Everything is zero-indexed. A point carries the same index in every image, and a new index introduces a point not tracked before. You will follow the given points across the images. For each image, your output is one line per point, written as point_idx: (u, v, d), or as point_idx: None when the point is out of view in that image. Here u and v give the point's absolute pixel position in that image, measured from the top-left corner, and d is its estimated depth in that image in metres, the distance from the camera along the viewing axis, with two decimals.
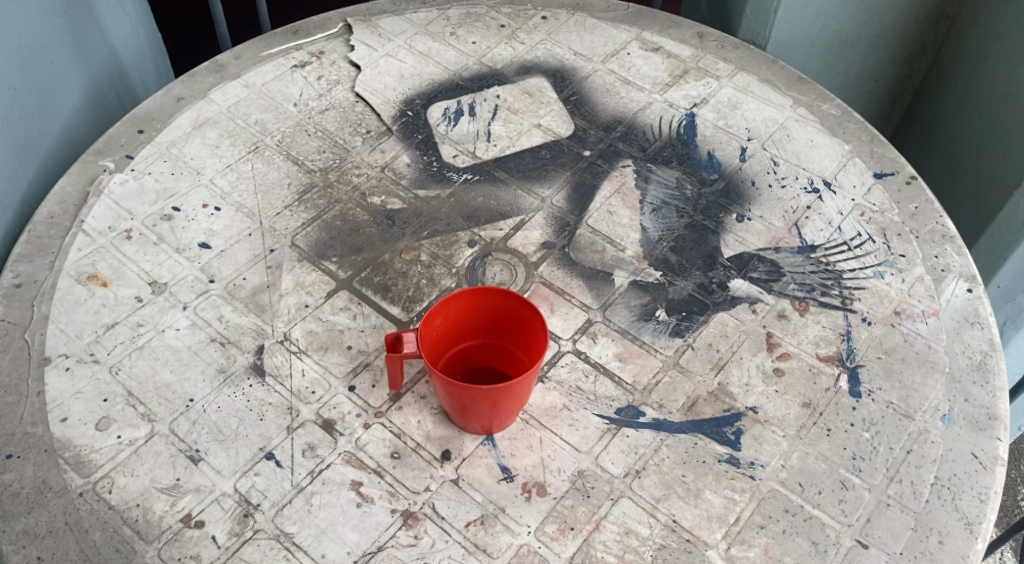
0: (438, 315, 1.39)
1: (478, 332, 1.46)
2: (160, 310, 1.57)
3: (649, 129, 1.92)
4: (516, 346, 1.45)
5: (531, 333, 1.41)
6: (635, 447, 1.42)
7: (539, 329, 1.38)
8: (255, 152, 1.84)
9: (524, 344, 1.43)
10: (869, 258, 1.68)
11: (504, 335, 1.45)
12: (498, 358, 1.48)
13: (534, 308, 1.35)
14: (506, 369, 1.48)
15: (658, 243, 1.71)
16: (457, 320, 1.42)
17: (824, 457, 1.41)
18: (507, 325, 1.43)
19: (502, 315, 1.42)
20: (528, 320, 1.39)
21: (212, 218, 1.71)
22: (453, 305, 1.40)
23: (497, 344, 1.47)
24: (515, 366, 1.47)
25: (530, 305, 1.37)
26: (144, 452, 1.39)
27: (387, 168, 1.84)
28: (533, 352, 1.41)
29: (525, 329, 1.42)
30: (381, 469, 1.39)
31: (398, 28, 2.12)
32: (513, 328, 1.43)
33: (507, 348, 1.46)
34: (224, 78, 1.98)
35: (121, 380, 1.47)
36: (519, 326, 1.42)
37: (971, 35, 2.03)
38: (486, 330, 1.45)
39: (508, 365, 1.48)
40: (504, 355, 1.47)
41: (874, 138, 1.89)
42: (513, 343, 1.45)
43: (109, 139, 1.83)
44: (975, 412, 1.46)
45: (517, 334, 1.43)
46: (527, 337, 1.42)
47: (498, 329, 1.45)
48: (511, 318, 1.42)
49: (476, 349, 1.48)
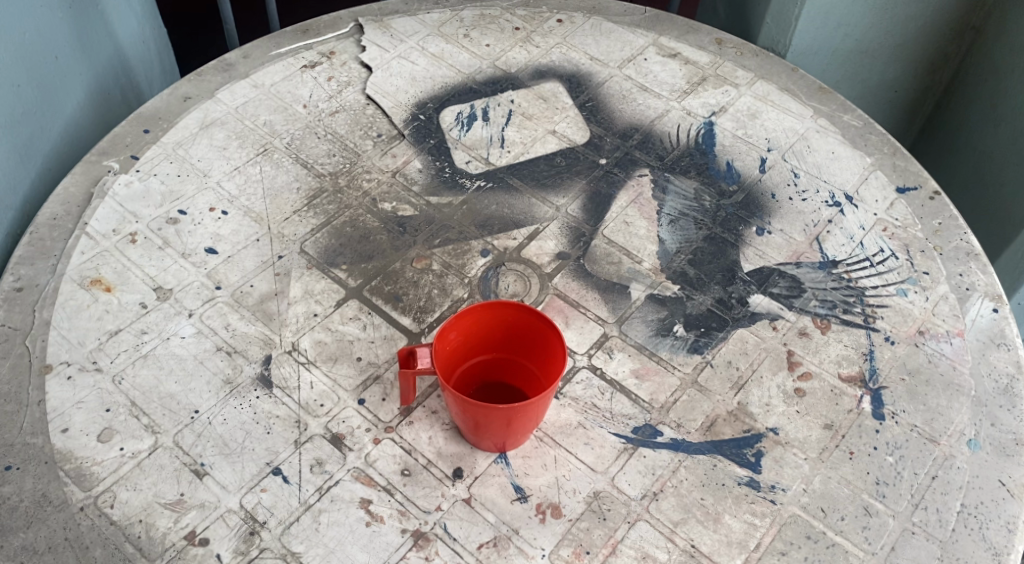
0: (452, 330, 1.34)
1: (493, 346, 1.41)
2: (165, 317, 1.52)
3: (666, 137, 1.88)
4: (530, 363, 1.41)
5: (547, 350, 1.37)
6: (653, 468, 1.39)
7: (557, 346, 1.34)
8: (264, 154, 1.80)
9: (540, 361, 1.39)
10: (892, 275, 1.64)
11: (519, 351, 1.41)
12: (513, 374, 1.44)
13: (554, 326, 1.31)
14: (520, 385, 1.45)
15: (676, 255, 1.67)
16: (472, 334, 1.38)
17: (847, 481, 1.38)
18: (522, 340, 1.39)
19: (519, 331, 1.38)
20: (544, 336, 1.35)
21: (219, 222, 1.67)
22: (468, 319, 1.35)
23: (512, 360, 1.43)
24: (530, 383, 1.43)
25: (549, 322, 1.32)
26: (147, 465, 1.34)
27: (398, 173, 1.80)
28: (549, 369, 1.37)
29: (542, 347, 1.37)
30: (391, 487, 1.35)
31: (410, 29, 2.08)
32: (529, 343, 1.39)
33: (522, 364, 1.42)
34: (233, 78, 1.94)
35: (124, 390, 1.42)
36: (535, 342, 1.38)
37: (998, 46, 1.98)
38: (501, 344, 1.41)
39: (522, 380, 1.44)
40: (519, 370, 1.43)
41: (896, 151, 1.85)
42: (528, 358, 1.41)
43: (114, 138, 1.79)
44: (1002, 437, 1.42)
45: (533, 350, 1.39)
46: (543, 355, 1.38)
47: (513, 344, 1.41)
48: (527, 334, 1.38)
49: (491, 365, 1.44)
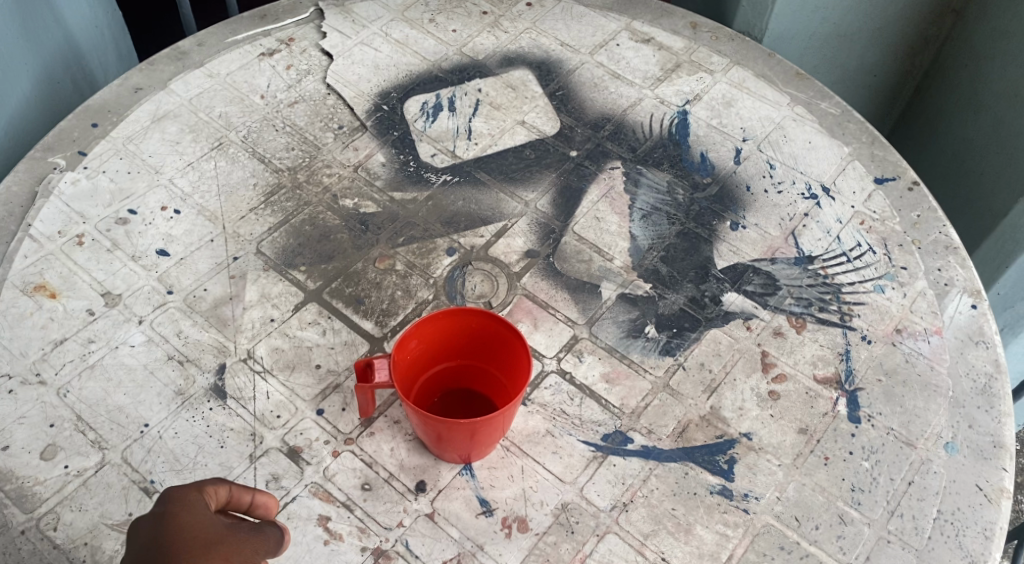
0: (413, 337, 1.28)
1: (457, 352, 1.36)
2: (113, 325, 1.45)
3: (639, 128, 1.81)
4: (497, 369, 1.36)
5: (513, 357, 1.31)
6: (622, 478, 1.34)
7: (522, 354, 1.28)
8: (219, 148, 1.72)
9: (506, 368, 1.34)
10: (869, 270, 1.60)
11: (485, 357, 1.36)
12: (478, 380, 1.39)
13: (519, 333, 1.25)
14: (486, 392, 1.39)
15: (648, 252, 1.61)
16: (434, 341, 1.32)
17: (822, 488, 1.34)
18: (487, 346, 1.34)
19: (483, 337, 1.33)
20: (509, 343, 1.29)
21: (171, 222, 1.60)
22: (429, 326, 1.29)
23: (476, 366, 1.37)
24: (496, 390, 1.38)
25: (514, 328, 1.26)
26: (93, 483, 1.28)
27: (360, 167, 1.72)
28: (515, 377, 1.31)
29: (508, 353, 1.32)
30: (351, 503, 1.30)
31: (373, 14, 1.99)
32: (494, 349, 1.33)
33: (488, 371, 1.37)
34: (187, 67, 1.85)
35: (69, 403, 1.36)
36: (501, 348, 1.32)
37: (979, 31, 1.93)
38: (465, 350, 1.35)
39: (489, 387, 1.39)
40: (484, 376, 1.38)
41: (874, 139, 1.79)
42: (493, 365, 1.35)
43: (60, 132, 1.70)
44: (980, 439, 1.39)
45: (498, 357, 1.34)
46: (509, 362, 1.32)
47: (477, 350, 1.35)
48: (491, 339, 1.32)
49: (456, 371, 1.38)
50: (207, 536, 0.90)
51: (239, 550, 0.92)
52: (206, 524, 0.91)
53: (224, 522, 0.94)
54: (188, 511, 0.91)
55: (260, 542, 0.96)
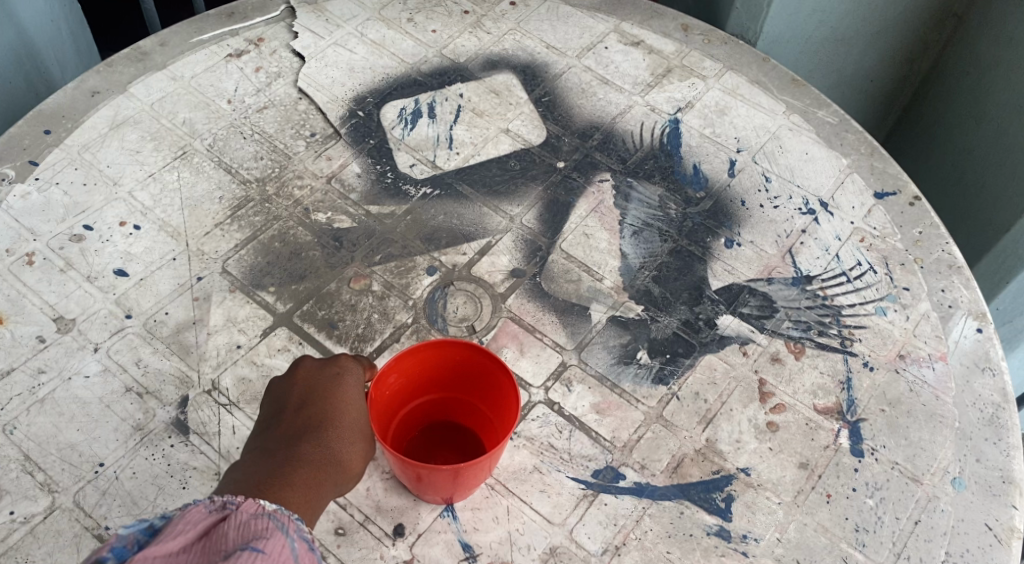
0: (392, 372, 1.18)
1: (439, 384, 1.27)
2: (66, 353, 1.35)
3: (629, 137, 1.72)
4: (482, 403, 1.27)
5: (500, 392, 1.22)
6: (614, 518, 1.26)
7: (510, 391, 1.19)
8: (182, 158, 1.61)
9: (491, 402, 1.26)
10: (870, 291, 1.52)
11: (469, 389, 1.27)
12: (461, 413, 1.31)
13: (509, 371, 1.16)
14: (469, 425, 1.31)
15: (639, 271, 1.53)
16: (414, 375, 1.23)
17: (824, 529, 1.27)
18: (471, 380, 1.25)
19: (467, 370, 1.24)
20: (496, 379, 1.21)
21: (130, 239, 1.49)
22: (409, 359, 1.19)
23: (460, 399, 1.29)
24: (480, 424, 1.30)
25: (503, 364, 1.18)
26: (42, 531, 1.18)
27: (334, 178, 1.62)
28: (501, 413, 1.23)
29: (493, 388, 1.23)
30: (324, 550, 1.21)
31: (348, 13, 1.88)
32: (478, 382, 1.25)
33: (472, 404, 1.29)
34: (147, 69, 1.74)
35: (17, 441, 1.25)
36: (486, 382, 1.24)
37: (982, 37, 1.85)
38: (448, 382, 1.27)
39: (472, 420, 1.31)
40: (468, 409, 1.30)
41: (874, 150, 1.72)
42: (477, 398, 1.27)
43: (9, 140, 1.59)
44: (988, 474, 1.32)
45: (483, 391, 1.26)
46: (494, 397, 1.24)
47: (461, 382, 1.27)
48: (476, 373, 1.24)
49: (437, 403, 1.30)
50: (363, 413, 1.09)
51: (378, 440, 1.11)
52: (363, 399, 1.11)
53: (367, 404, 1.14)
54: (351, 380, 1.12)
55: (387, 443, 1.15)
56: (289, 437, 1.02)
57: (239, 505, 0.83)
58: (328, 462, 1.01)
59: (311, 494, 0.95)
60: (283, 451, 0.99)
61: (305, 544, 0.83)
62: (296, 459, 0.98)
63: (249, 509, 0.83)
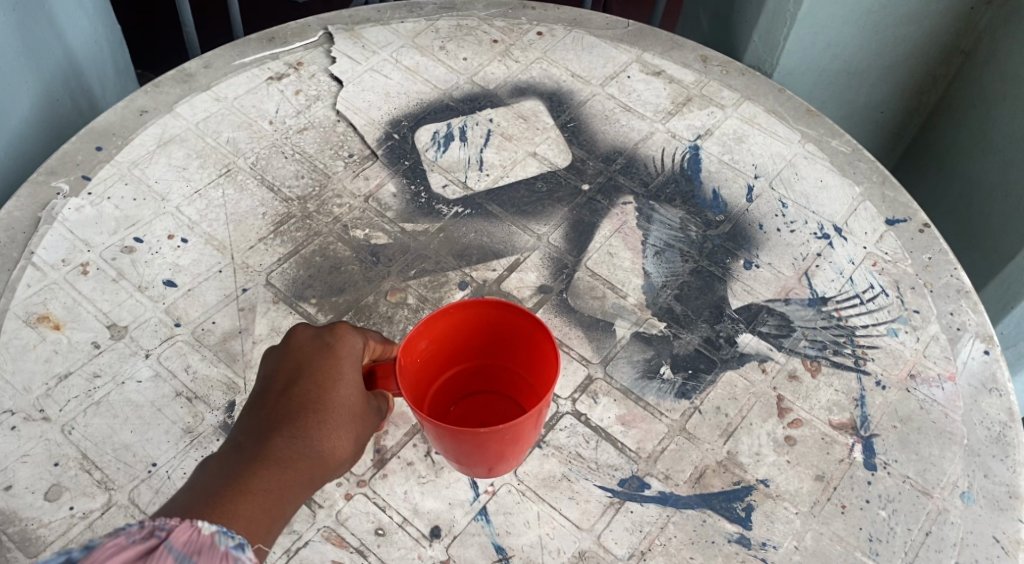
0: (422, 337, 1.22)
1: (469, 348, 1.31)
2: (119, 359, 1.42)
3: (651, 162, 1.80)
4: (515, 361, 1.31)
5: (531, 350, 1.27)
6: (640, 525, 1.33)
7: (540, 341, 1.23)
8: (227, 175, 1.69)
9: (524, 364, 1.30)
10: (882, 313, 1.60)
11: (498, 350, 1.31)
12: (496, 378, 1.36)
13: (534, 317, 1.20)
14: (505, 390, 1.36)
15: (662, 290, 1.60)
16: (446, 341, 1.27)
17: (840, 538, 1.33)
18: (502, 344, 1.30)
19: (499, 335, 1.28)
20: (525, 334, 1.25)
21: (178, 251, 1.56)
22: (440, 325, 1.23)
23: (493, 364, 1.34)
24: (516, 388, 1.34)
25: (528, 314, 1.21)
26: (99, 526, 1.25)
27: (370, 197, 1.70)
28: (537, 374, 1.28)
29: (525, 349, 1.28)
30: (365, 549, 1.27)
31: (383, 40, 1.97)
32: (510, 346, 1.29)
33: (505, 368, 1.34)
34: (192, 90, 1.82)
35: (75, 441, 1.32)
36: (517, 344, 1.28)
37: (989, 73, 1.94)
38: (477, 346, 1.31)
39: (508, 385, 1.35)
40: (502, 374, 1.35)
41: (885, 179, 1.79)
42: (511, 362, 1.32)
43: (63, 156, 1.67)
44: (995, 489, 1.39)
45: (515, 354, 1.30)
46: (528, 358, 1.29)
47: (492, 348, 1.31)
48: (507, 337, 1.28)
49: (471, 370, 1.35)
50: (348, 402, 1.12)
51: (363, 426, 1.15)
52: (356, 381, 1.15)
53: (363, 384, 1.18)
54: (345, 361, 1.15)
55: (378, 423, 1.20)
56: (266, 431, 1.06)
57: (170, 534, 0.82)
58: (302, 458, 1.05)
59: (274, 497, 0.99)
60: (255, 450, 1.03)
61: None
62: (264, 460, 1.02)
63: (180, 541, 0.82)
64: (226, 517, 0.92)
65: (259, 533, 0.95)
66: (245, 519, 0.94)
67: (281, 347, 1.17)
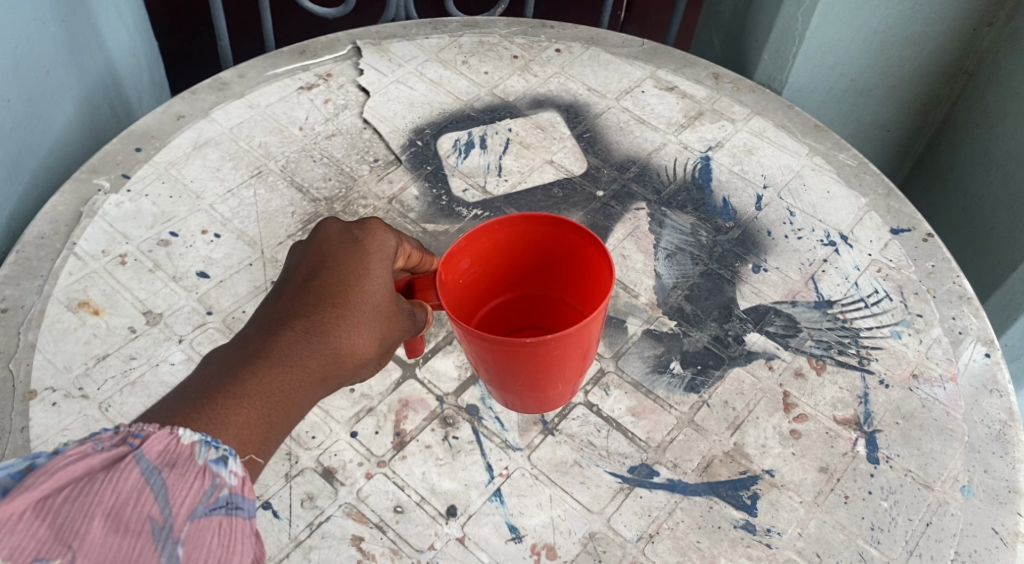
0: (465, 258, 1.28)
1: (513, 268, 1.37)
2: (154, 343, 1.49)
3: (663, 171, 1.88)
4: (562, 277, 1.37)
5: (572, 275, 1.35)
6: (649, 509, 1.38)
7: (588, 252, 1.28)
8: (258, 176, 1.78)
9: (564, 287, 1.39)
10: (886, 317, 1.65)
11: (538, 273, 1.39)
12: (532, 302, 1.44)
13: (578, 227, 1.25)
14: (541, 312, 1.45)
15: (672, 290, 1.67)
16: (485, 265, 1.33)
17: (842, 526, 1.37)
18: (542, 268, 1.37)
19: (539, 261, 1.36)
20: (568, 257, 1.33)
21: (211, 245, 1.64)
22: (483, 248, 1.30)
23: (530, 289, 1.42)
24: (553, 309, 1.43)
25: (574, 226, 1.26)
26: None
27: (394, 200, 1.78)
28: (579, 296, 1.36)
29: (566, 273, 1.36)
30: (384, 524, 1.33)
31: (408, 54, 2.07)
32: (551, 271, 1.37)
33: (543, 293, 1.42)
34: (227, 97, 1.92)
35: (111, 417, 1.40)
36: (558, 269, 1.36)
37: (991, 92, 2.00)
38: (522, 265, 1.37)
39: (544, 308, 1.44)
40: (539, 298, 1.43)
41: (890, 192, 1.84)
42: (549, 287, 1.40)
43: (104, 156, 1.76)
44: (995, 484, 1.43)
45: (556, 278, 1.38)
46: (569, 280, 1.37)
47: (531, 274, 1.39)
48: (549, 262, 1.35)
49: (507, 296, 1.42)
50: (372, 303, 1.18)
51: (389, 326, 1.20)
52: (380, 278, 1.20)
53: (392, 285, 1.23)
54: (368, 259, 1.20)
55: (410, 325, 1.25)
56: (287, 322, 1.12)
57: (143, 443, 0.89)
58: (316, 354, 1.10)
59: (273, 398, 1.05)
60: (271, 340, 1.10)
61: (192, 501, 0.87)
62: (277, 352, 1.08)
63: (152, 451, 0.89)
64: (216, 422, 0.99)
65: (251, 442, 1.01)
66: (236, 427, 1.00)
67: (310, 241, 1.24)
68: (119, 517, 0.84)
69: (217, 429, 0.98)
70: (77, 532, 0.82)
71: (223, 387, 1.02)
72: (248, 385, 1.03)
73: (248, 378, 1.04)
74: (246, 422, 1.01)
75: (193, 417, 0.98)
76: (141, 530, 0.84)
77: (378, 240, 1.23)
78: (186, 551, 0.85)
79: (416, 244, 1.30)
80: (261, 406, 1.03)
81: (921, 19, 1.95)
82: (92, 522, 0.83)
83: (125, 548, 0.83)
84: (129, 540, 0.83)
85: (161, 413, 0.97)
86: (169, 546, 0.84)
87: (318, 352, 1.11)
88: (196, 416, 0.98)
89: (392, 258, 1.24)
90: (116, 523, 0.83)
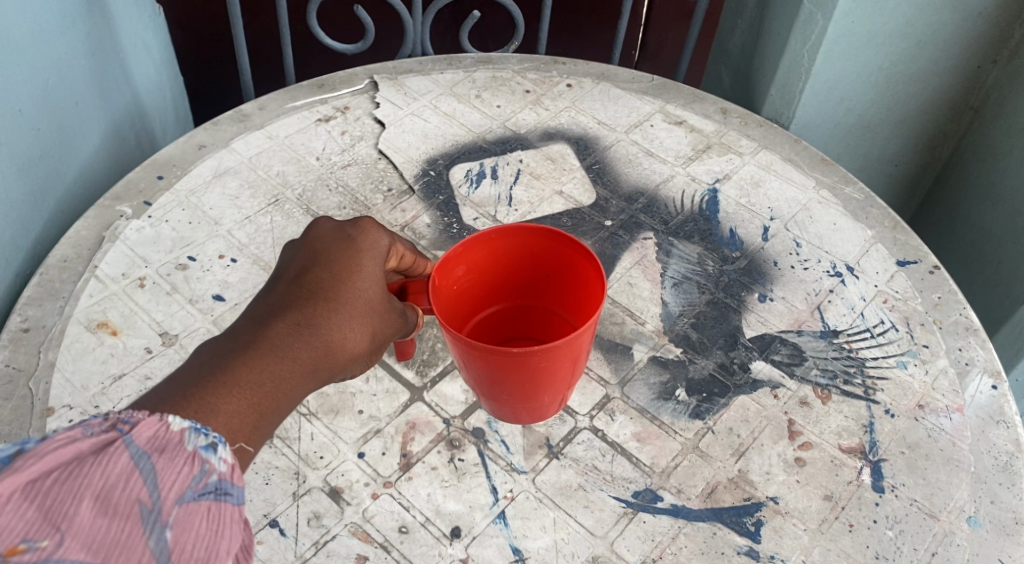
0: (460, 265, 1.32)
1: (510, 278, 1.41)
2: (169, 363, 1.53)
3: (671, 203, 1.91)
4: (556, 291, 1.41)
5: (566, 291, 1.39)
6: (652, 534, 1.38)
7: (582, 266, 1.32)
8: (275, 204, 1.82)
9: (557, 301, 1.42)
10: (892, 347, 1.66)
11: (533, 286, 1.42)
12: (526, 314, 1.47)
13: (573, 241, 1.29)
14: (535, 323, 1.48)
15: (679, 318, 1.69)
16: (481, 275, 1.37)
17: (846, 555, 1.37)
18: (537, 282, 1.41)
19: (535, 274, 1.40)
20: (563, 272, 1.36)
21: (227, 270, 1.69)
22: (479, 257, 1.33)
23: (525, 302, 1.45)
24: (545, 321, 1.47)
25: (572, 240, 1.30)
26: None
27: (406, 227, 1.82)
28: (572, 309, 1.39)
29: (561, 287, 1.39)
30: (388, 544, 1.35)
31: (423, 88, 2.12)
32: (546, 284, 1.41)
33: (536, 306, 1.45)
34: (247, 128, 1.98)
35: None
36: (553, 284, 1.40)
37: (997, 128, 2.03)
38: (518, 278, 1.41)
39: (537, 320, 1.47)
40: (532, 310, 1.46)
41: (897, 224, 1.86)
42: (543, 301, 1.44)
43: (128, 184, 1.82)
44: (1002, 515, 1.42)
45: (550, 294, 1.42)
46: (563, 296, 1.40)
47: (526, 286, 1.43)
48: (543, 276, 1.39)
49: (502, 307, 1.46)
50: (364, 299, 1.21)
51: (381, 323, 1.24)
52: (373, 275, 1.24)
53: (384, 283, 1.27)
54: (361, 256, 1.24)
55: (402, 324, 1.29)
56: (279, 316, 1.16)
57: (133, 429, 0.92)
58: (308, 348, 1.14)
59: (264, 387, 1.08)
60: (262, 333, 1.13)
61: (179, 485, 0.90)
62: (268, 344, 1.12)
63: (142, 437, 0.92)
64: (205, 411, 1.02)
65: (240, 431, 1.04)
66: (225, 416, 1.03)
67: (304, 239, 1.28)
68: (108, 499, 0.86)
69: (207, 418, 1.01)
70: (66, 514, 0.84)
71: (214, 378, 1.05)
72: (239, 376, 1.07)
73: (239, 369, 1.07)
74: (235, 411, 1.04)
75: (183, 405, 1.01)
76: (130, 512, 0.86)
77: (371, 239, 1.27)
78: (175, 534, 0.88)
79: (410, 246, 1.35)
80: (251, 396, 1.06)
81: (926, 56, 1.98)
82: (81, 504, 0.85)
83: (114, 529, 0.85)
84: (117, 522, 0.85)
85: (152, 401, 1.01)
86: (158, 529, 0.87)
87: (309, 345, 1.14)
88: (186, 405, 1.01)
89: (385, 256, 1.28)
90: (105, 506, 0.86)
